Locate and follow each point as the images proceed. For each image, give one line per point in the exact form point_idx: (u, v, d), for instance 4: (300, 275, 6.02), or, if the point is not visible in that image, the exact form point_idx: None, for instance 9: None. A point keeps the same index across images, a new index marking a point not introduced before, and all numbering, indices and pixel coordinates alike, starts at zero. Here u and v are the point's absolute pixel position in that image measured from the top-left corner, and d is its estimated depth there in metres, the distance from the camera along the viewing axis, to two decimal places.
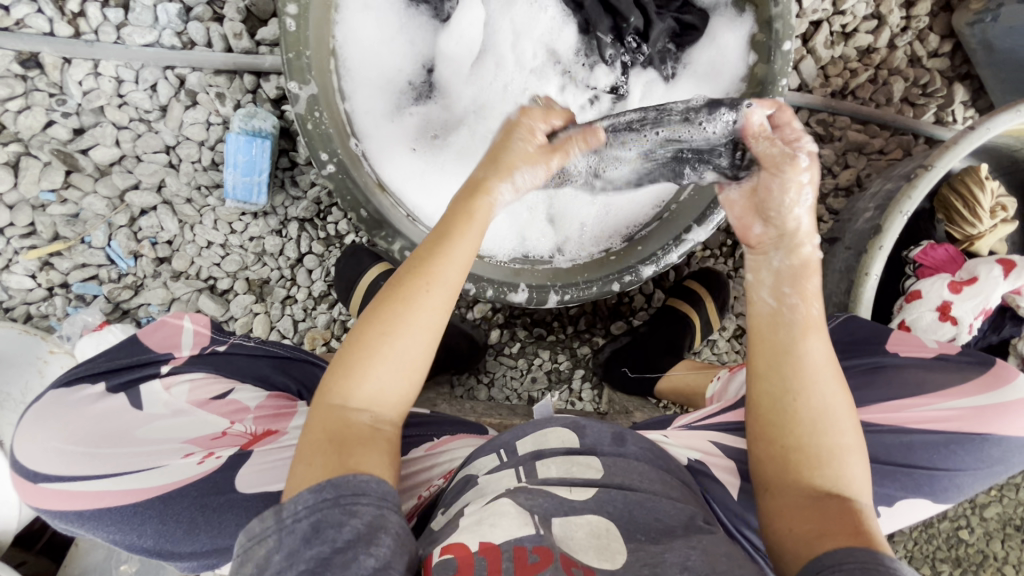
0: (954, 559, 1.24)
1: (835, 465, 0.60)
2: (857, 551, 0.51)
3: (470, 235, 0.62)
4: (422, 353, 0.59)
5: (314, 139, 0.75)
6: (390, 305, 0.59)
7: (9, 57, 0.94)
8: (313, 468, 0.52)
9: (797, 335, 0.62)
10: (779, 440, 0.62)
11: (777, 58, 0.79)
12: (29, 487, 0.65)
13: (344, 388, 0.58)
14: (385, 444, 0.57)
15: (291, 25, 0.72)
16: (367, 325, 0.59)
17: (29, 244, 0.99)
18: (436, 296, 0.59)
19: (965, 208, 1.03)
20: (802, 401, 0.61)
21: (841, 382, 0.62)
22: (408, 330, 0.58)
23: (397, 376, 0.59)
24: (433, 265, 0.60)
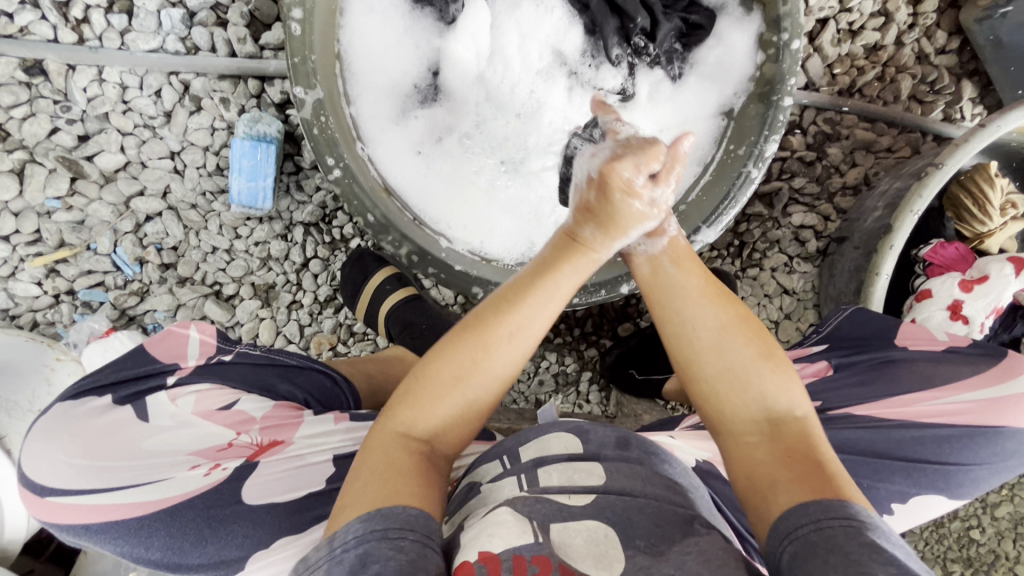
0: (966, 559, 1.23)
1: (763, 386, 0.59)
2: (807, 508, 0.50)
3: (566, 282, 0.62)
4: (492, 392, 0.59)
5: (320, 144, 0.75)
6: (474, 344, 0.58)
7: (14, 64, 0.93)
8: (364, 490, 0.52)
9: (673, 270, 0.65)
10: (700, 378, 0.61)
11: (786, 57, 0.78)
12: (35, 500, 0.64)
13: (412, 416, 0.57)
14: (436, 478, 0.56)
15: (296, 30, 0.72)
16: (444, 360, 0.58)
17: (35, 251, 0.99)
18: (520, 346, 0.59)
19: (974, 205, 1.02)
20: (696, 333, 0.62)
21: (717, 296, 0.63)
22: (484, 372, 0.58)
23: (462, 407, 0.58)
24: (526, 308, 0.59)
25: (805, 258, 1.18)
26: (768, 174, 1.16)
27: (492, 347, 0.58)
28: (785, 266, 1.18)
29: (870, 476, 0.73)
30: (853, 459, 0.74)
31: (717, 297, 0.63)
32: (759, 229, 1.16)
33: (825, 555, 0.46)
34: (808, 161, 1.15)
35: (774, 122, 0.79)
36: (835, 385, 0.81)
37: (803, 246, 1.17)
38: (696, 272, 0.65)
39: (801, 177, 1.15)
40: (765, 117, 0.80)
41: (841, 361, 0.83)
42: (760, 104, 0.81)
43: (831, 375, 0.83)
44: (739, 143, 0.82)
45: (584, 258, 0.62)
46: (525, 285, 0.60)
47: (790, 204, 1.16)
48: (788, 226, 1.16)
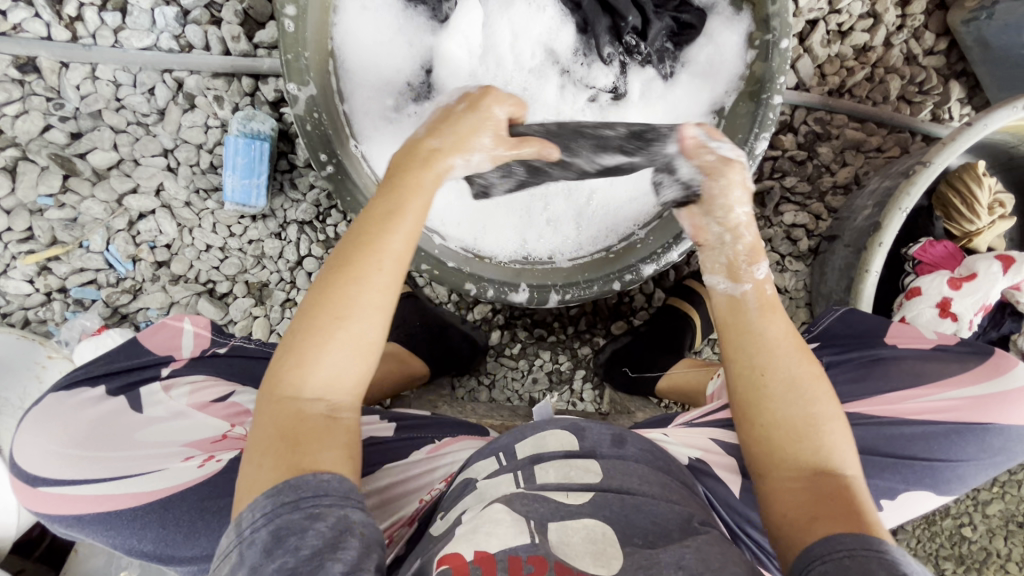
0: (957, 557, 1.24)
1: (817, 435, 0.59)
2: (844, 538, 0.51)
3: (416, 205, 0.61)
4: (376, 331, 0.57)
5: (313, 140, 0.76)
6: (340, 284, 0.56)
7: (7, 62, 0.94)
8: (262, 467, 0.51)
9: (756, 316, 0.65)
10: (758, 421, 0.60)
11: (775, 55, 0.79)
12: (29, 490, 0.64)
13: (293, 380, 0.55)
14: (345, 439, 0.54)
15: (290, 26, 0.72)
16: (311, 310, 0.56)
17: (27, 249, 0.99)
18: (384, 271, 0.57)
19: (963, 205, 1.03)
20: (769, 377, 0.61)
21: (798, 349, 0.63)
22: (356, 310, 0.56)
23: (346, 355, 0.56)
24: (380, 237, 0.58)
25: (797, 256, 1.19)
26: (760, 173, 1.17)
27: (354, 285, 0.56)
28: (777, 265, 1.19)
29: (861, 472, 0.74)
30: None
31: (797, 349, 0.63)
32: None
33: None
34: (799, 160, 1.16)
35: (764, 120, 0.80)
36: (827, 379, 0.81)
37: (795, 245, 1.18)
38: (779, 321, 0.64)
39: (792, 177, 1.16)
40: (755, 114, 0.80)
41: (830, 360, 0.83)
42: (750, 102, 0.81)
43: None
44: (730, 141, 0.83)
45: (427, 170, 0.63)
46: (378, 212, 0.60)
47: (781, 203, 1.17)
48: (779, 224, 1.17)
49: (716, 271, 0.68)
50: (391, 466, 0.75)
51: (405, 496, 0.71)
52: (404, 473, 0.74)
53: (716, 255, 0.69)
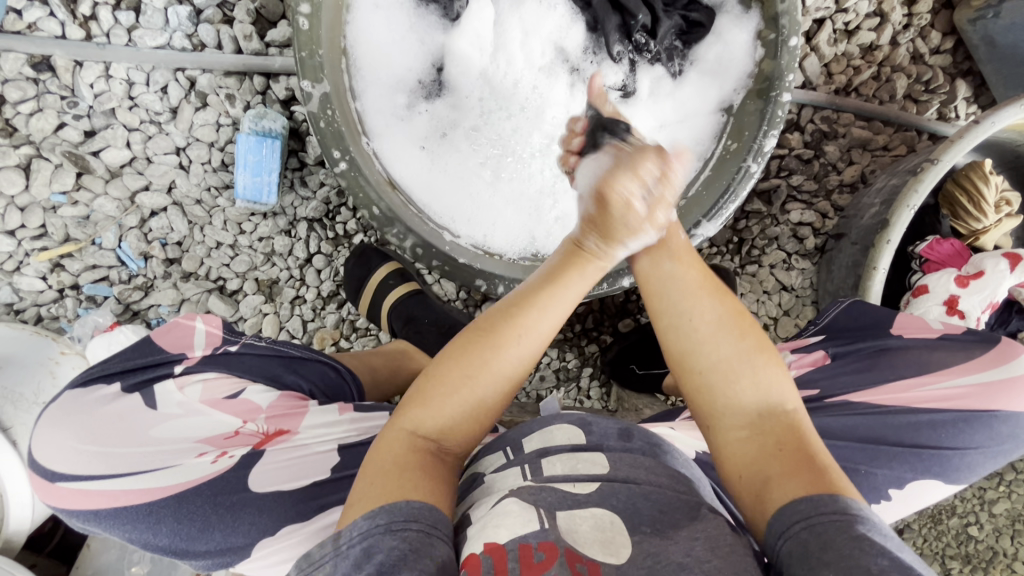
0: (963, 556, 1.24)
1: (754, 377, 0.59)
2: (799, 505, 0.51)
3: (573, 288, 0.63)
4: (499, 394, 0.60)
5: (326, 137, 0.76)
6: (481, 347, 0.59)
7: (21, 60, 0.94)
8: (370, 488, 0.53)
9: (672, 266, 0.64)
10: (696, 376, 0.61)
11: (784, 53, 0.79)
12: (48, 485, 0.65)
13: (421, 415, 0.58)
14: (449, 481, 0.56)
15: (304, 24, 0.73)
16: (454, 361, 0.59)
17: (40, 246, 1.00)
18: (525, 347, 0.60)
19: (970, 203, 1.03)
20: (694, 329, 0.61)
21: (714, 292, 0.63)
22: (492, 375, 0.58)
23: (466, 412, 0.59)
24: (529, 313, 0.60)
25: (804, 255, 1.19)
26: (767, 171, 1.17)
27: (496, 353, 0.59)
28: (784, 263, 1.19)
29: (867, 462, 0.74)
30: (852, 446, 0.75)
31: (714, 292, 0.63)
32: (757, 226, 1.18)
33: (820, 553, 0.46)
34: (805, 158, 1.16)
35: (773, 117, 0.80)
36: (832, 372, 0.82)
37: (802, 243, 1.18)
38: (693, 267, 0.64)
39: (799, 175, 1.16)
40: (764, 112, 0.81)
41: (837, 351, 0.84)
42: (759, 100, 0.82)
43: (828, 364, 0.84)
44: (739, 139, 0.84)
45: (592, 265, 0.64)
46: (534, 288, 0.62)
47: (788, 201, 1.18)
48: (786, 223, 1.18)
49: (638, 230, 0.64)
50: None
51: None
52: None
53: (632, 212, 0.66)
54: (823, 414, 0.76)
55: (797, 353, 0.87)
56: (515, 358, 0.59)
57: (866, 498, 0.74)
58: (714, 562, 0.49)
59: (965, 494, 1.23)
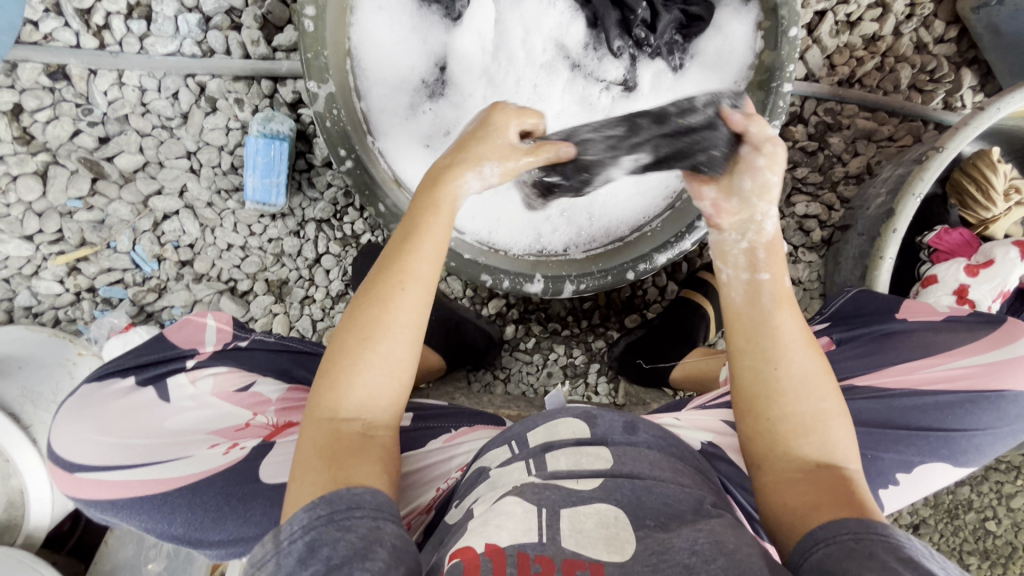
0: (982, 551, 1.22)
1: (822, 433, 0.59)
2: (847, 522, 0.50)
3: (446, 226, 0.62)
4: (406, 352, 0.58)
5: (333, 137, 0.79)
6: (368, 308, 0.58)
7: (38, 70, 0.97)
8: (306, 486, 0.52)
9: (771, 307, 0.63)
10: (765, 415, 0.60)
11: (784, 44, 0.79)
12: (66, 477, 0.67)
13: (333, 399, 0.57)
14: (379, 453, 0.56)
15: (309, 26, 0.75)
16: (347, 329, 0.58)
17: (57, 250, 1.03)
18: (410, 295, 0.59)
19: (978, 191, 1.02)
20: (782, 370, 0.61)
21: (809, 345, 0.62)
22: (387, 332, 0.58)
23: (374, 377, 0.57)
24: (406, 263, 0.60)
25: (811, 247, 1.19)
26: None
27: (376, 319, 0.58)
28: (790, 256, 1.19)
29: (873, 447, 0.74)
30: (859, 430, 0.74)
31: (808, 344, 0.62)
32: None
33: (861, 559, 0.46)
34: (810, 150, 1.16)
35: (775, 108, 0.80)
36: (836, 359, 0.82)
37: (808, 236, 1.18)
38: (794, 316, 0.63)
39: (804, 167, 1.16)
40: (766, 103, 0.81)
41: (842, 336, 0.84)
42: (760, 92, 0.82)
43: (834, 349, 0.83)
44: None
45: (455, 196, 0.63)
46: (397, 246, 0.61)
47: (793, 193, 1.17)
48: (791, 215, 1.18)
49: (733, 258, 0.66)
50: (409, 454, 0.75)
51: (422, 484, 0.72)
52: (421, 462, 0.74)
53: (734, 248, 0.66)
54: None
55: None
56: (399, 308, 0.58)
57: (873, 484, 0.74)
58: (719, 561, 0.48)
59: (982, 488, 1.21)
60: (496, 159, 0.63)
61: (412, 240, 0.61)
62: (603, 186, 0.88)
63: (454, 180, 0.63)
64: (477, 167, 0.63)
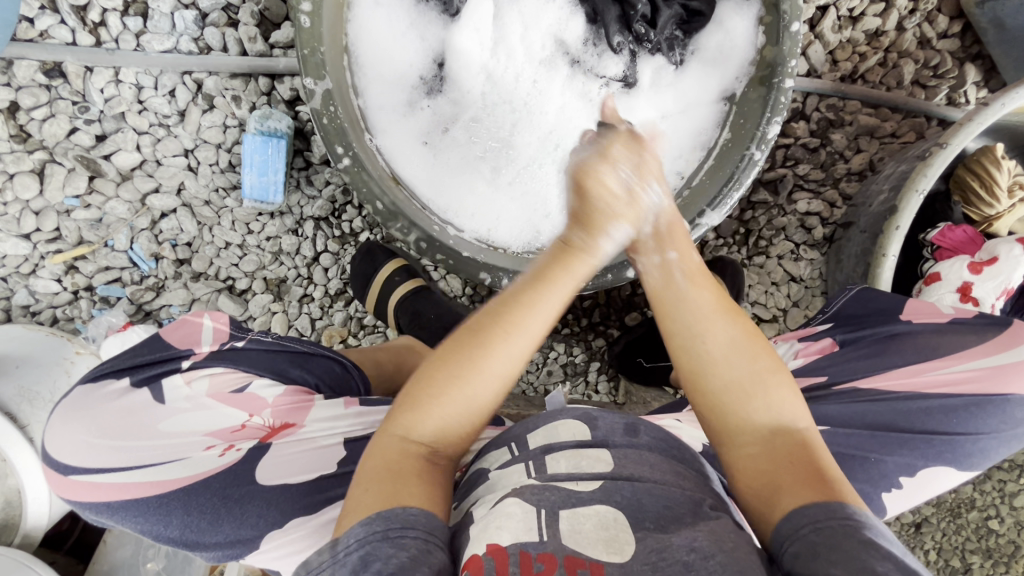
0: (984, 550, 1.21)
1: (766, 395, 0.58)
2: (809, 509, 0.50)
3: (565, 285, 0.61)
4: (490, 397, 0.58)
5: (330, 134, 0.77)
6: (469, 350, 0.58)
7: (34, 67, 0.97)
8: (364, 496, 0.52)
9: (686, 285, 0.63)
10: (706, 390, 0.60)
11: (786, 39, 0.78)
12: (61, 478, 0.66)
13: (411, 419, 0.57)
14: (439, 481, 0.56)
15: (306, 22, 0.74)
16: (443, 361, 0.58)
17: (55, 248, 1.02)
18: (515, 347, 0.58)
19: (982, 188, 1.01)
20: (708, 343, 0.60)
21: (729, 311, 0.62)
22: (481, 376, 0.57)
23: (455, 412, 0.57)
24: (519, 313, 0.59)
25: (812, 245, 1.18)
26: (773, 162, 1.16)
27: (474, 360, 0.57)
28: (792, 254, 1.18)
29: (875, 449, 0.73)
30: (862, 431, 0.73)
31: (728, 310, 0.62)
32: (764, 216, 1.17)
33: (827, 553, 0.46)
34: (812, 147, 1.15)
35: (776, 104, 0.79)
36: (838, 359, 0.81)
37: (810, 234, 1.17)
38: (710, 288, 0.63)
39: (806, 164, 1.15)
40: (767, 99, 0.80)
41: (846, 338, 0.83)
42: (761, 87, 0.81)
43: (837, 352, 0.83)
44: (742, 127, 0.83)
45: (583, 263, 0.62)
46: (513, 295, 0.60)
47: (795, 190, 1.16)
48: (793, 213, 1.17)
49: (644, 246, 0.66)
50: None
51: None
52: None
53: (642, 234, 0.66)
54: (829, 400, 0.76)
55: (805, 341, 0.87)
56: (498, 355, 0.58)
57: (876, 485, 0.73)
58: (718, 557, 0.48)
59: (984, 487, 1.21)
60: (584, 224, 0.63)
61: (522, 290, 0.60)
62: None
63: (582, 252, 0.62)
64: (609, 232, 0.63)
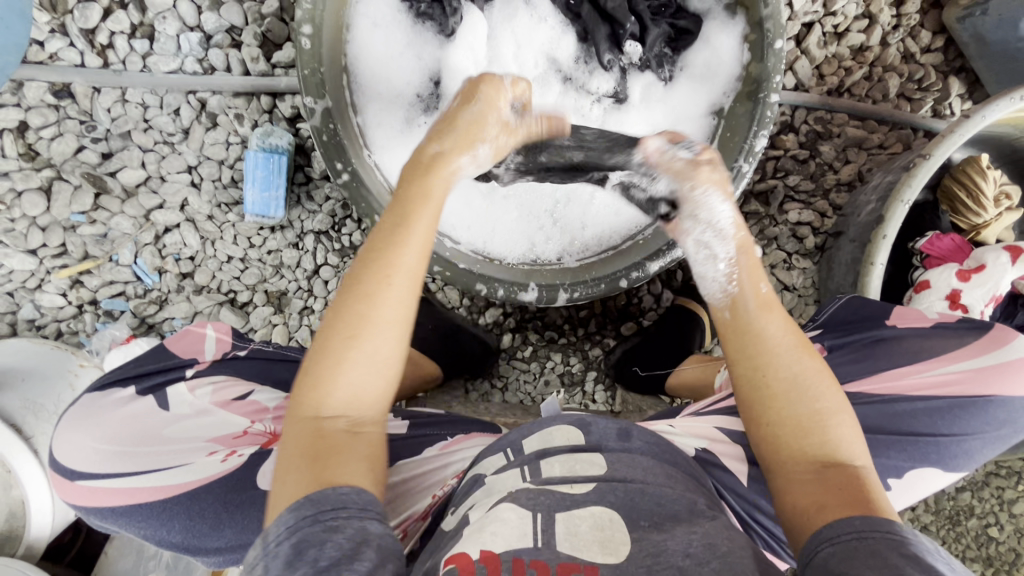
0: (985, 558, 1.21)
1: (824, 431, 0.59)
2: (851, 520, 0.52)
3: (432, 210, 0.61)
4: (394, 347, 0.58)
5: (329, 150, 0.81)
6: (353, 304, 0.57)
7: (43, 88, 1.00)
8: (288, 486, 0.51)
9: (756, 315, 0.64)
10: (768, 420, 0.60)
11: (770, 56, 0.81)
12: (67, 483, 0.68)
13: (314, 397, 0.56)
14: (368, 450, 0.55)
15: (306, 44, 0.78)
16: (331, 327, 0.57)
17: (60, 263, 1.04)
18: (398, 287, 0.57)
19: (968, 197, 1.03)
20: (775, 375, 0.61)
21: (800, 346, 0.62)
22: (374, 328, 0.57)
23: (357, 376, 0.56)
24: (393, 255, 0.58)
25: (804, 254, 1.20)
26: (763, 173, 1.18)
27: (359, 318, 0.56)
28: (784, 263, 1.20)
29: (865, 452, 0.74)
30: None
31: (799, 347, 0.63)
32: (756, 226, 1.19)
33: (865, 558, 0.48)
34: (801, 159, 1.17)
35: (762, 118, 0.82)
36: (829, 365, 0.82)
37: (801, 243, 1.19)
38: (778, 321, 0.64)
39: (795, 175, 1.18)
40: (754, 113, 0.83)
41: (834, 343, 0.84)
42: (749, 102, 0.84)
43: (826, 355, 0.83)
44: (731, 140, 0.85)
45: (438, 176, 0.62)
46: (379, 241, 0.59)
47: (786, 201, 1.19)
48: (785, 223, 1.19)
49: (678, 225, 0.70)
50: (402, 463, 0.76)
51: (417, 491, 0.73)
52: (416, 469, 0.75)
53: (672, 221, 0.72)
54: None
55: None
56: (384, 302, 0.57)
57: None
58: (713, 563, 0.49)
59: (982, 493, 1.21)
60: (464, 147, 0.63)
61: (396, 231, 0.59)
62: (595, 196, 0.90)
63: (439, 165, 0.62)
64: (471, 150, 0.64)
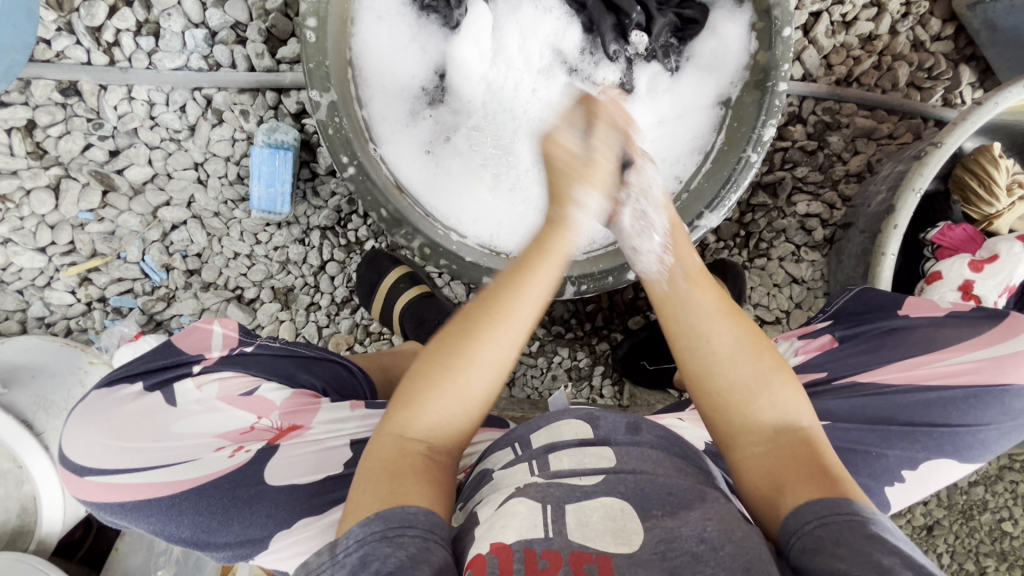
0: (999, 553, 1.20)
1: (770, 396, 0.60)
2: (813, 505, 0.51)
3: (548, 273, 0.61)
4: (488, 387, 0.58)
5: (335, 143, 0.80)
6: (455, 341, 0.58)
7: (51, 86, 1.00)
8: (364, 498, 0.53)
9: (690, 286, 0.65)
10: (712, 391, 0.61)
11: (779, 43, 0.80)
12: (77, 480, 0.68)
13: (406, 418, 0.57)
14: (440, 476, 0.56)
15: (311, 37, 0.77)
16: (432, 357, 0.59)
17: (69, 261, 1.05)
18: (507, 332, 0.58)
19: (980, 187, 1.02)
20: (712, 346, 0.62)
21: (731, 312, 0.63)
22: (472, 365, 0.57)
23: (445, 407, 0.58)
24: (501, 296, 0.59)
25: (813, 246, 1.19)
26: (771, 164, 1.17)
27: (461, 354, 0.58)
28: (793, 256, 1.19)
29: (878, 443, 0.73)
30: (863, 427, 0.74)
31: (731, 313, 0.64)
32: (764, 219, 1.18)
33: (833, 547, 0.47)
34: (809, 150, 1.16)
35: (771, 107, 0.81)
36: (839, 357, 0.82)
37: (810, 235, 1.18)
38: (710, 290, 0.65)
39: (804, 167, 1.16)
40: (762, 102, 0.82)
41: (845, 334, 0.84)
42: (756, 92, 0.83)
43: (835, 348, 0.84)
44: (738, 130, 0.85)
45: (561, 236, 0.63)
46: (497, 283, 0.60)
47: (794, 193, 1.17)
48: (793, 215, 1.18)
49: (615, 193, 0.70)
50: None
51: None
52: None
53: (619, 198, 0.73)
54: (831, 397, 0.76)
55: (804, 339, 0.87)
56: (488, 344, 0.58)
57: (880, 480, 0.73)
58: (727, 547, 0.48)
59: (997, 488, 1.19)
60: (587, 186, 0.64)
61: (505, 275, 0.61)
62: None
63: (564, 225, 0.63)
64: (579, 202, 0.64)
